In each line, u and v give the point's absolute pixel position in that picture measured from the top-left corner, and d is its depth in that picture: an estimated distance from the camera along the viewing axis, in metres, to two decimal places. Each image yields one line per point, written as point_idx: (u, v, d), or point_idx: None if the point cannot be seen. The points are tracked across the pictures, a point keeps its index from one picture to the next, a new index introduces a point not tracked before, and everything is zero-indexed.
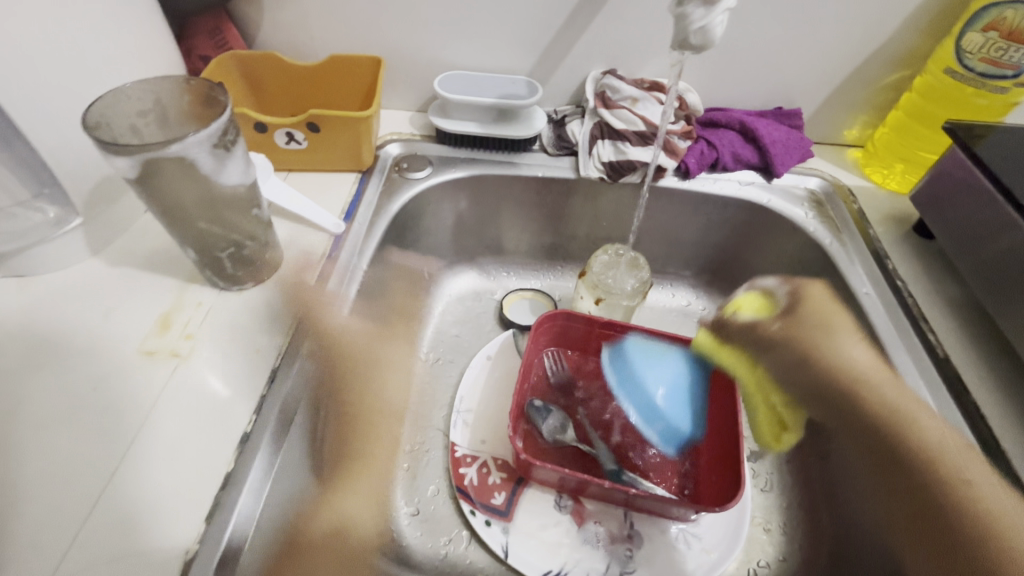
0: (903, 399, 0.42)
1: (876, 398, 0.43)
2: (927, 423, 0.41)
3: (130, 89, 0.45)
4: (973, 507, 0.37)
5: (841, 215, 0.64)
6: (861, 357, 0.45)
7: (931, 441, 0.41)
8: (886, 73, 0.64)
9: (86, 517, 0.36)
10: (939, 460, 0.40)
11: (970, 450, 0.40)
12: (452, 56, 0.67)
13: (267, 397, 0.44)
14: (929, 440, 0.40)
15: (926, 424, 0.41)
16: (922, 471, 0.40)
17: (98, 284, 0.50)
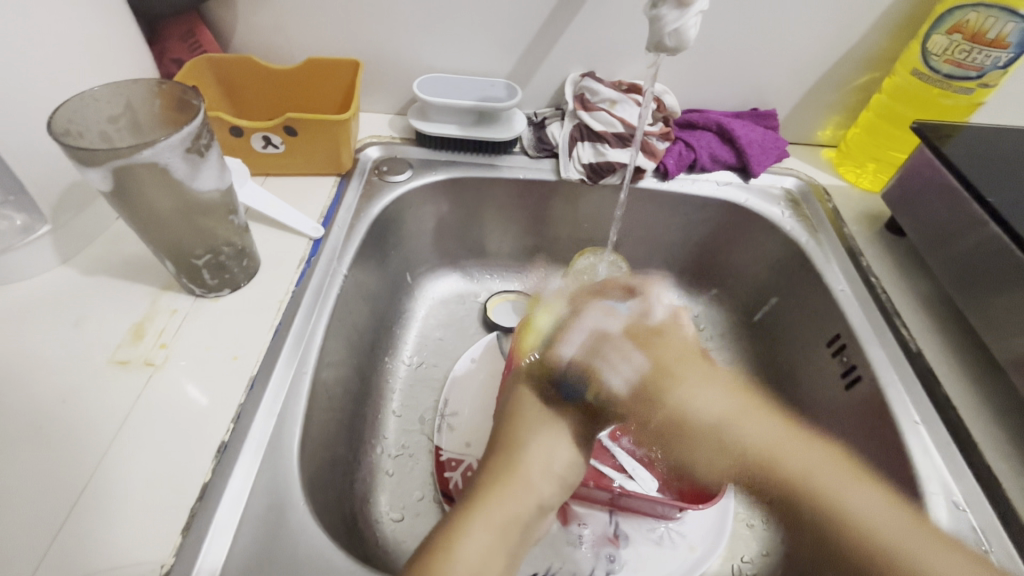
0: (810, 467, 0.46)
1: (757, 456, 0.48)
2: (824, 485, 0.45)
3: (100, 91, 0.44)
4: (902, 560, 0.40)
5: (816, 214, 0.65)
6: (779, 434, 0.49)
7: (865, 515, 0.42)
8: (857, 74, 0.66)
9: (55, 532, 0.35)
10: (876, 537, 0.41)
11: (886, 505, 0.43)
12: (431, 59, 0.67)
13: (245, 406, 0.43)
14: (858, 506, 0.43)
15: (820, 472, 0.46)
16: (837, 533, 0.43)
17: (68, 293, 0.49)
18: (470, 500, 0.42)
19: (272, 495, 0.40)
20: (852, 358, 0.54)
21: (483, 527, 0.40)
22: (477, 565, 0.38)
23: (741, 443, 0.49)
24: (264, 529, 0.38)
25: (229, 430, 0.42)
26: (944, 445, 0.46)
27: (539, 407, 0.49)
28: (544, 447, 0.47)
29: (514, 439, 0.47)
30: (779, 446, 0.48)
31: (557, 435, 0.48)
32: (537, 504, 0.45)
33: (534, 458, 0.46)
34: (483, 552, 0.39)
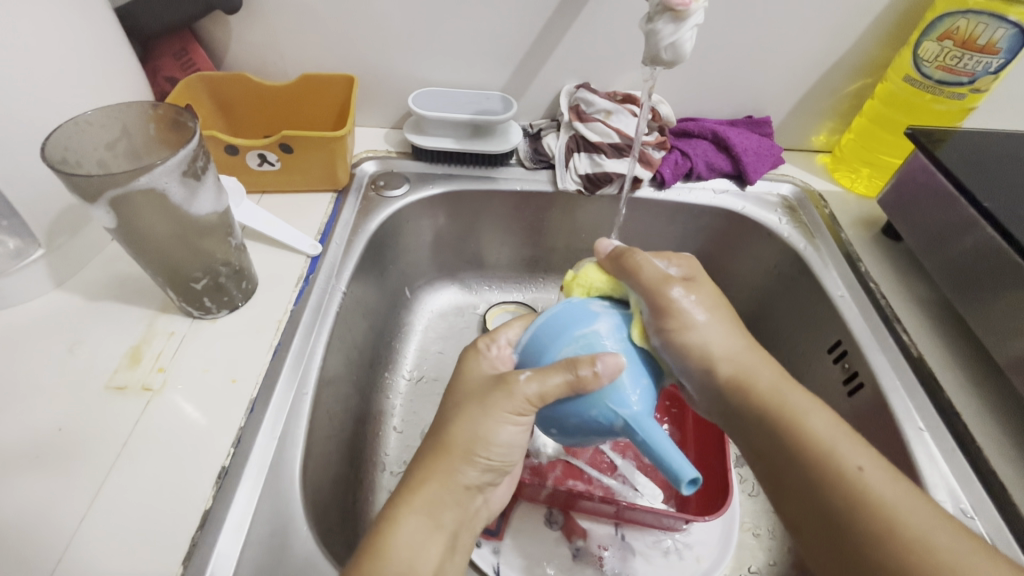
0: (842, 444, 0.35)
1: (803, 444, 0.36)
2: (864, 483, 0.33)
3: (92, 116, 0.43)
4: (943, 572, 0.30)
5: (813, 220, 0.65)
6: (818, 419, 0.37)
7: (882, 497, 0.33)
8: (850, 81, 0.66)
9: (54, 566, 0.35)
10: (913, 546, 0.31)
11: (891, 478, 0.34)
12: (426, 73, 0.67)
13: (246, 429, 0.43)
14: (877, 485, 0.33)
15: (855, 457, 0.35)
16: (866, 531, 0.32)
17: (64, 318, 0.48)
18: (404, 475, 0.36)
19: (275, 521, 0.39)
20: (854, 365, 0.54)
21: (413, 512, 0.34)
22: (416, 546, 0.33)
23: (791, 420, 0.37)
24: (267, 556, 0.38)
25: (230, 454, 0.41)
26: (949, 451, 0.46)
27: (484, 379, 0.38)
28: (474, 430, 0.36)
29: (444, 424, 0.37)
30: (834, 440, 0.36)
31: (491, 408, 0.36)
32: (464, 487, 0.36)
33: (469, 444, 0.35)
34: (425, 531, 0.34)
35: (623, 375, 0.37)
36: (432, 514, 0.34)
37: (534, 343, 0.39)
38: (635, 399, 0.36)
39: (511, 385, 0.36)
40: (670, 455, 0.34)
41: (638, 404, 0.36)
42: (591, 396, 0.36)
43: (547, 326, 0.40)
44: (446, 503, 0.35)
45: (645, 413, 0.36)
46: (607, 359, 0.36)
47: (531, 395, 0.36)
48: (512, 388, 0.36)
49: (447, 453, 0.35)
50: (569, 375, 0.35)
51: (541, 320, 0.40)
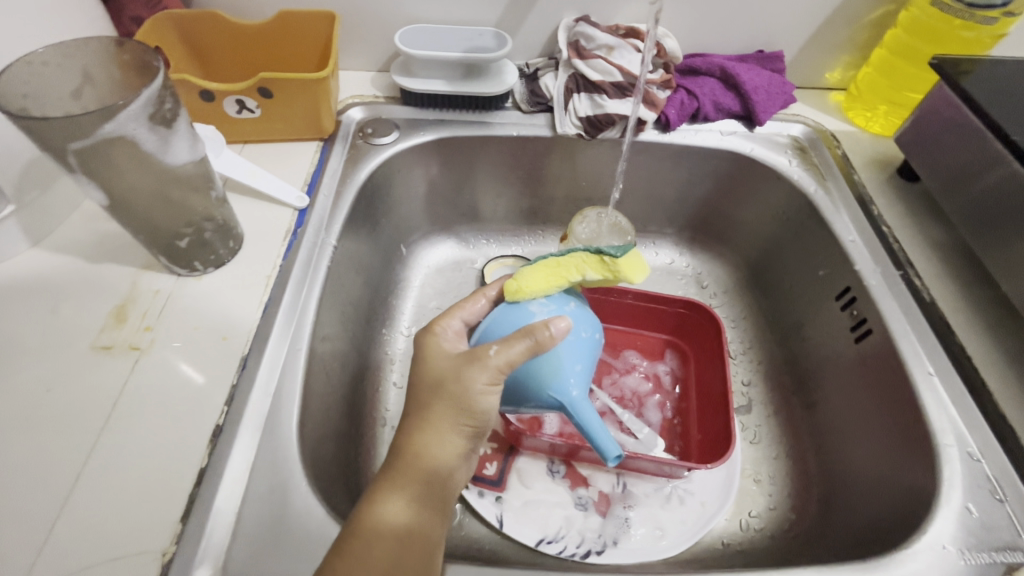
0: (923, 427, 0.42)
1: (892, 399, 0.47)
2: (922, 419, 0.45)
3: (48, 52, 0.40)
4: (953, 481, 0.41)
5: (825, 161, 0.62)
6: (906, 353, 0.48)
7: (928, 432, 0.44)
8: (872, 7, 0.61)
9: (52, 525, 0.34)
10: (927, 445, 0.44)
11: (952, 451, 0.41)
12: (413, 8, 0.62)
13: (238, 386, 0.41)
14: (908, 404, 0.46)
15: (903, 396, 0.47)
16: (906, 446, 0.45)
17: (42, 278, 0.46)
18: (392, 450, 0.36)
19: (273, 476, 0.39)
20: (862, 311, 0.53)
21: (409, 483, 0.34)
22: (410, 515, 0.34)
23: None
24: (267, 510, 0.37)
25: (224, 412, 0.40)
26: (958, 395, 0.45)
27: (448, 358, 0.38)
28: (457, 404, 0.36)
29: (422, 403, 0.36)
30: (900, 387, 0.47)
31: (466, 384, 0.36)
32: (455, 455, 0.36)
33: (449, 415, 0.36)
34: (418, 501, 0.34)
35: (561, 363, 0.39)
36: (427, 483, 0.35)
37: (486, 339, 0.41)
38: (574, 384, 0.40)
39: (480, 359, 0.36)
40: (599, 436, 0.39)
41: (576, 389, 0.40)
42: (536, 381, 0.39)
43: (495, 323, 0.41)
44: (438, 473, 0.35)
45: (583, 396, 0.40)
46: (557, 322, 0.38)
47: (501, 364, 0.36)
48: (480, 361, 0.36)
49: (434, 429, 0.35)
50: (529, 340, 0.37)
51: (488, 319, 0.42)
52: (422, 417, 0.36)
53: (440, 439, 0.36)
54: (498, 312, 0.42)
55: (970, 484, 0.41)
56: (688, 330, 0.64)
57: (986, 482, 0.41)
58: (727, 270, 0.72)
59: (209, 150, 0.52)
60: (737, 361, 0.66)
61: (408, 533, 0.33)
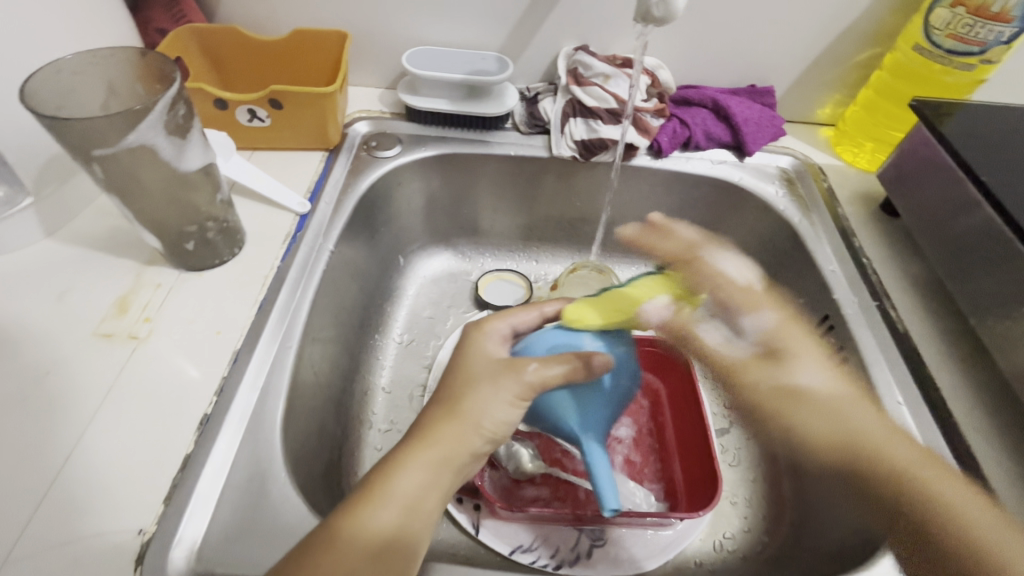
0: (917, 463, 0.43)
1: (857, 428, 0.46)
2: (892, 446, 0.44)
3: (73, 60, 0.43)
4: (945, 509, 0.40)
5: (811, 193, 0.64)
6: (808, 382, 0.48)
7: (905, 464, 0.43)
8: (859, 49, 0.64)
9: (40, 500, 0.36)
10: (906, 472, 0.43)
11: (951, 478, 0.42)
12: (421, 31, 0.65)
13: (228, 378, 0.43)
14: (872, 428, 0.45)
15: (866, 420, 0.46)
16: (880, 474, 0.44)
17: (52, 267, 0.49)
18: (420, 430, 0.36)
19: (254, 466, 0.40)
20: (839, 339, 0.54)
21: (419, 462, 0.34)
22: (415, 494, 0.34)
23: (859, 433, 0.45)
24: (246, 498, 0.39)
25: (212, 403, 0.42)
26: (925, 424, 0.46)
27: (490, 359, 0.39)
28: (486, 404, 0.36)
29: (453, 394, 0.37)
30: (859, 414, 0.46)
31: (498, 386, 0.37)
32: (470, 454, 0.36)
33: (472, 414, 0.36)
34: (424, 485, 0.34)
35: (587, 402, 0.44)
36: (438, 467, 0.35)
37: (526, 352, 0.44)
38: (593, 426, 0.44)
39: (519, 369, 0.38)
40: (604, 486, 0.42)
41: (593, 431, 0.44)
42: (562, 409, 0.44)
43: (546, 341, 0.45)
44: (450, 466, 0.35)
45: (597, 438, 0.44)
46: (602, 356, 0.42)
47: (535, 380, 0.38)
48: (519, 371, 0.38)
49: (456, 419, 0.35)
50: (575, 363, 0.40)
51: (536, 335, 0.45)
52: (449, 405, 0.36)
53: (457, 434, 0.35)
54: (549, 331, 0.46)
55: None
56: (661, 365, 0.65)
57: None
58: None
59: (218, 154, 0.55)
60: (720, 385, 0.67)
61: (408, 514, 0.33)
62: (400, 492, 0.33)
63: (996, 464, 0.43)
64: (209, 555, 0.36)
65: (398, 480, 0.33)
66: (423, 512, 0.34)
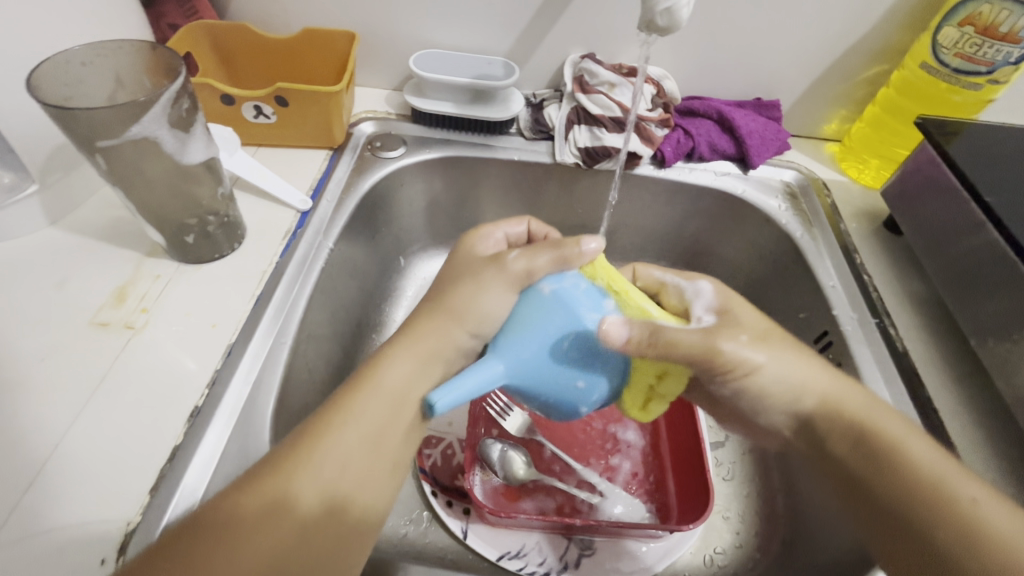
0: (949, 473, 0.38)
1: (863, 424, 0.41)
2: (908, 447, 0.39)
3: (82, 51, 0.43)
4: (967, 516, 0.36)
5: (814, 208, 0.64)
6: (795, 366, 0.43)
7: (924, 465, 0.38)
8: (866, 66, 0.64)
9: (28, 486, 0.36)
10: (928, 474, 0.38)
11: (995, 499, 0.37)
12: (429, 34, 0.66)
13: (221, 371, 0.43)
14: (884, 425, 0.41)
15: (884, 421, 0.41)
16: (892, 480, 0.39)
17: (54, 255, 0.49)
18: (413, 329, 0.41)
19: (242, 461, 0.40)
20: (837, 356, 0.54)
21: (406, 357, 0.39)
22: (401, 378, 0.38)
23: (870, 426, 0.41)
24: None
25: (204, 396, 0.42)
26: None
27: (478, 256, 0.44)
28: (459, 327, 0.40)
29: (442, 290, 0.43)
30: (871, 409, 0.42)
31: (483, 281, 0.40)
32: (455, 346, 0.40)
33: (461, 300, 0.41)
34: (410, 373, 0.39)
35: (545, 321, 0.36)
36: (423, 361, 0.39)
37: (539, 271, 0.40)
38: (503, 362, 0.35)
39: (505, 260, 0.40)
40: (452, 383, 0.33)
41: (500, 368, 0.35)
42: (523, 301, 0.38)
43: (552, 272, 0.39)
44: (436, 354, 0.40)
45: (497, 374, 0.35)
46: (590, 243, 0.39)
47: (522, 268, 0.39)
48: (503, 262, 0.40)
49: (443, 313, 0.41)
50: (557, 253, 0.39)
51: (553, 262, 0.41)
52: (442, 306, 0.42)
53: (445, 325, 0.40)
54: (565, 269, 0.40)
55: None
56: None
57: None
58: None
59: (222, 149, 0.56)
60: None
61: (393, 404, 0.38)
62: (390, 387, 0.38)
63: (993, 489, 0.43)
64: None
65: (385, 372, 0.38)
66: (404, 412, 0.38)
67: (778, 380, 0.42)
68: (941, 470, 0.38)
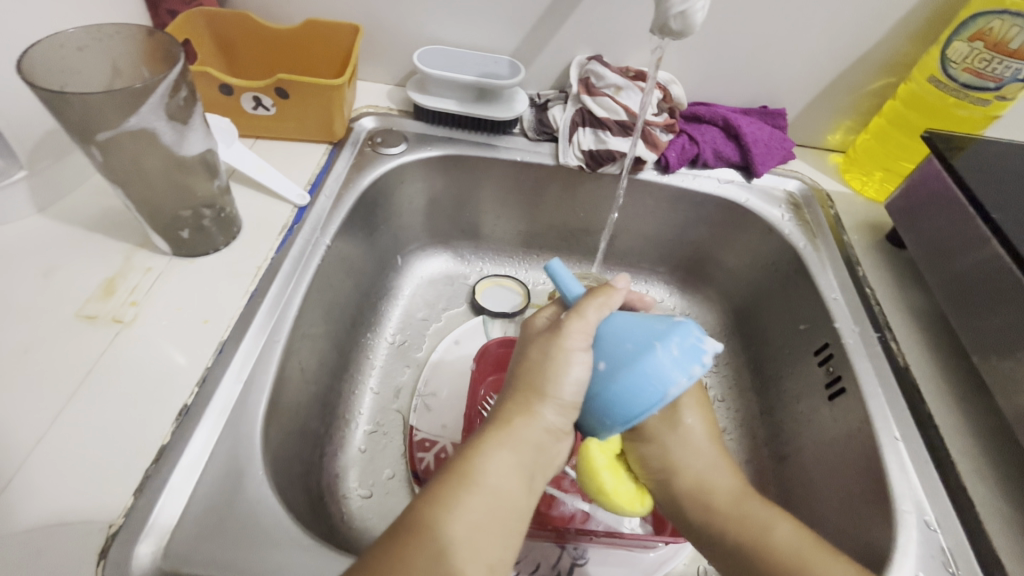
0: (810, 559, 0.40)
1: (761, 531, 0.43)
2: (788, 547, 0.41)
3: (77, 34, 0.42)
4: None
5: (818, 219, 0.63)
6: (713, 457, 0.47)
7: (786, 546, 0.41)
8: (873, 78, 0.64)
9: (6, 484, 0.35)
10: None
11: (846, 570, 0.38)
12: (435, 30, 0.65)
13: (212, 369, 0.42)
14: (775, 532, 0.42)
15: (779, 527, 0.42)
16: (768, 570, 0.41)
17: (39, 243, 0.47)
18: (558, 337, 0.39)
19: (231, 463, 0.39)
20: (838, 369, 0.53)
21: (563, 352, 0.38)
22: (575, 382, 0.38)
23: (745, 518, 0.44)
24: (219, 495, 0.38)
25: (193, 395, 0.41)
26: (921, 462, 0.45)
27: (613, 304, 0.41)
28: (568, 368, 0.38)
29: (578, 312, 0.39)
30: (737, 491, 0.46)
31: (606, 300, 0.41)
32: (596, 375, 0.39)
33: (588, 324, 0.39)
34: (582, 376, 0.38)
35: (667, 359, 0.36)
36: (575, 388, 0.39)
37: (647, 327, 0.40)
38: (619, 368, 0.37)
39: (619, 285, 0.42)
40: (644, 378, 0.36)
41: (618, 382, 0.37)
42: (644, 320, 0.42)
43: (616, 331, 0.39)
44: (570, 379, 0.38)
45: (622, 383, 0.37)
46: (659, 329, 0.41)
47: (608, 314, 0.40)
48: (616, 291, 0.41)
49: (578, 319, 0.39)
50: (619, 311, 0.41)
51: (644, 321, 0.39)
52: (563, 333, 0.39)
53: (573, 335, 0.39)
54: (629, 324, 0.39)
55: (924, 553, 0.40)
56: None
57: (940, 553, 0.40)
58: (714, 314, 0.73)
59: (221, 140, 0.55)
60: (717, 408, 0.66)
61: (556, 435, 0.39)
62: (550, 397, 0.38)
63: (992, 508, 0.42)
64: (175, 552, 0.34)
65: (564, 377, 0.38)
66: (549, 451, 0.39)
67: (685, 442, 0.47)
68: (800, 556, 0.40)
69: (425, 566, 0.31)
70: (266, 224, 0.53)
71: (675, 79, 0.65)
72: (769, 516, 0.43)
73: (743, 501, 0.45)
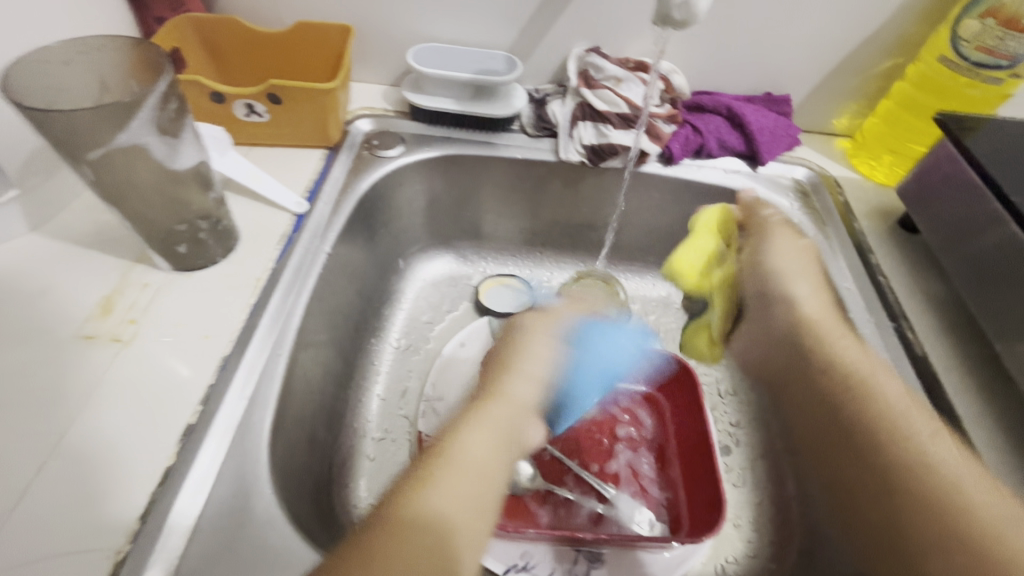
0: (965, 486, 0.39)
1: (876, 413, 0.45)
2: (916, 449, 0.42)
3: (61, 49, 0.41)
4: (931, 471, 0.41)
5: (826, 207, 0.62)
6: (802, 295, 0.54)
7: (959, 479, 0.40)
8: (880, 59, 0.62)
9: (9, 513, 0.34)
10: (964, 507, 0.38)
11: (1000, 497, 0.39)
12: (429, 27, 0.63)
13: (215, 386, 0.41)
14: (915, 434, 0.44)
15: (930, 447, 0.42)
16: (923, 507, 0.39)
17: (34, 262, 0.47)
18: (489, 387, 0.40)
19: (238, 482, 0.38)
20: None
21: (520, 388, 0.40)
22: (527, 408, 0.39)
23: (889, 417, 0.45)
24: (227, 516, 0.37)
25: (197, 413, 0.40)
26: None
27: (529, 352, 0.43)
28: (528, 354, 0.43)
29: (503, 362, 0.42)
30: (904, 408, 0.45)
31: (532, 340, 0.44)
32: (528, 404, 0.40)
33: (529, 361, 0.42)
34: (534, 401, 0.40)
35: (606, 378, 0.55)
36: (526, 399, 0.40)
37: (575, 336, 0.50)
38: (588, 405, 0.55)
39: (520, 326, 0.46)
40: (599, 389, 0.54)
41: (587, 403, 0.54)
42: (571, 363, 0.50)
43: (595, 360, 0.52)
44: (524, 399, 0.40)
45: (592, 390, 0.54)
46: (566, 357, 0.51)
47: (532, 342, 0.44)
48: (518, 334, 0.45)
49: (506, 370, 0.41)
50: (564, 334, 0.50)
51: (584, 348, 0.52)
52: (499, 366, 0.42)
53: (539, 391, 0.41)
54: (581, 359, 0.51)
55: None
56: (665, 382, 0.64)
57: None
58: None
59: (212, 150, 0.53)
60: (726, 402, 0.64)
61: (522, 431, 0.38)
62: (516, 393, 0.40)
63: None
64: None
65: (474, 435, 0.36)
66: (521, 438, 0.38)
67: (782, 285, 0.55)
68: (949, 472, 0.40)
69: (400, 551, 0.29)
70: (263, 234, 0.52)
71: (676, 68, 0.63)
72: (880, 382, 0.47)
73: (872, 382, 0.48)
